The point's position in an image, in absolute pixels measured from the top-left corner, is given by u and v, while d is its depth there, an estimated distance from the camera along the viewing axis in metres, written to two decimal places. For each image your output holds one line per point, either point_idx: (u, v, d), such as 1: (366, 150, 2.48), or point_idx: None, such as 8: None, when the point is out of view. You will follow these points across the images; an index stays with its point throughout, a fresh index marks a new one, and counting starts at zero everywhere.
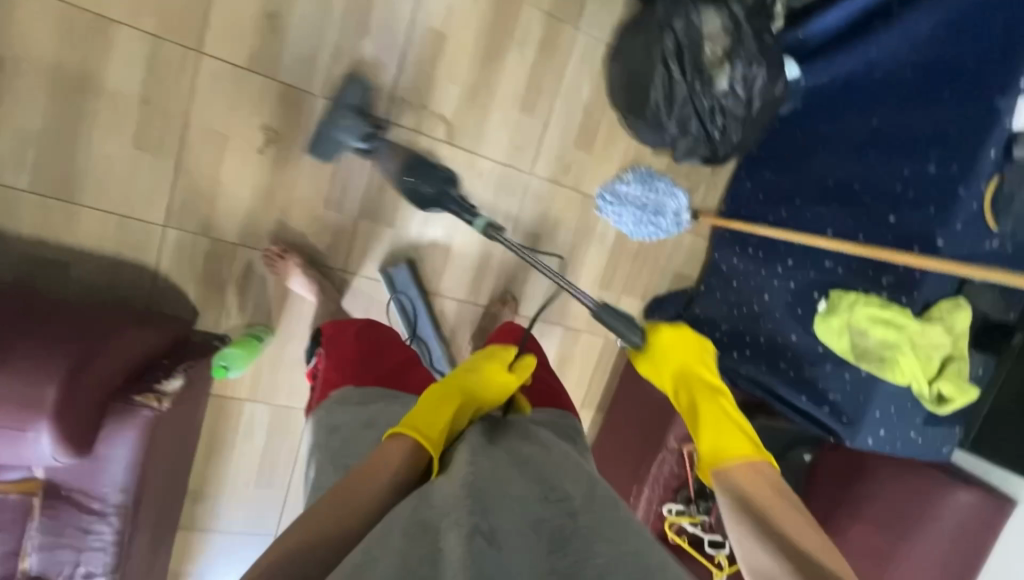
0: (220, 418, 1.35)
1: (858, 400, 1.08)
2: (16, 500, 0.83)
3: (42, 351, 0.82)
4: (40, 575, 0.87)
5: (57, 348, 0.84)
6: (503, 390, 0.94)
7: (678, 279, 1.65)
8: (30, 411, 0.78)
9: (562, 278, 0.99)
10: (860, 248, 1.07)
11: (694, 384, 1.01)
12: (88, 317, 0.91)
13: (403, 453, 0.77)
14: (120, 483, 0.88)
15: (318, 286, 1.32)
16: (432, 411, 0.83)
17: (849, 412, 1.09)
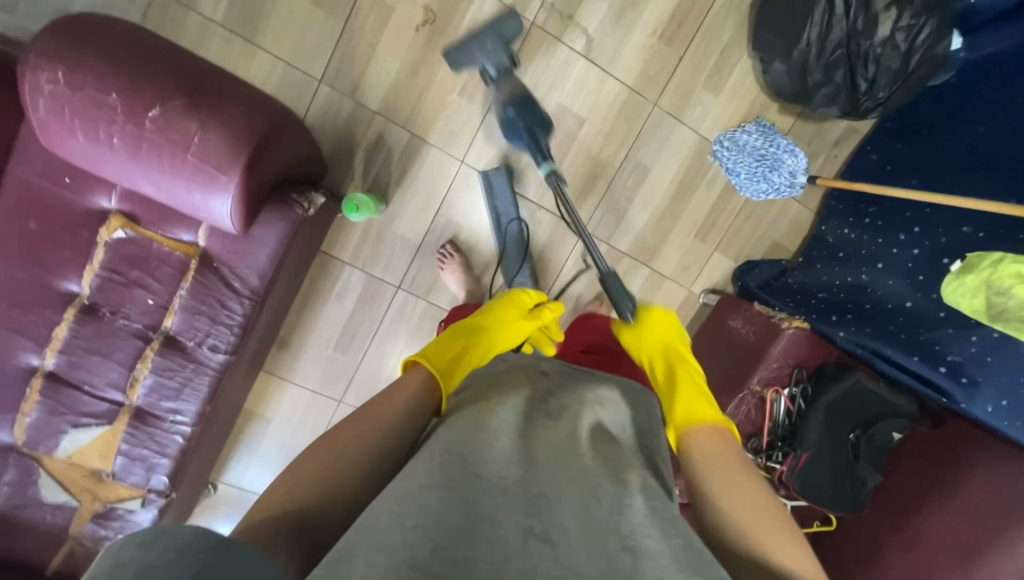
0: (321, 275, 1.43)
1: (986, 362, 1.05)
2: (178, 259, 0.93)
3: (237, 106, 0.81)
4: (175, 336, 0.97)
5: (251, 107, 0.82)
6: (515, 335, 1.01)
7: (775, 248, 1.61)
8: (223, 157, 0.78)
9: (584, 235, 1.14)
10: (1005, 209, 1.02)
11: (671, 356, 1.02)
12: (260, 93, 0.89)
13: (415, 384, 0.80)
14: (260, 269, 0.96)
15: (436, 169, 1.40)
16: (441, 347, 0.89)
17: (970, 372, 1.07)
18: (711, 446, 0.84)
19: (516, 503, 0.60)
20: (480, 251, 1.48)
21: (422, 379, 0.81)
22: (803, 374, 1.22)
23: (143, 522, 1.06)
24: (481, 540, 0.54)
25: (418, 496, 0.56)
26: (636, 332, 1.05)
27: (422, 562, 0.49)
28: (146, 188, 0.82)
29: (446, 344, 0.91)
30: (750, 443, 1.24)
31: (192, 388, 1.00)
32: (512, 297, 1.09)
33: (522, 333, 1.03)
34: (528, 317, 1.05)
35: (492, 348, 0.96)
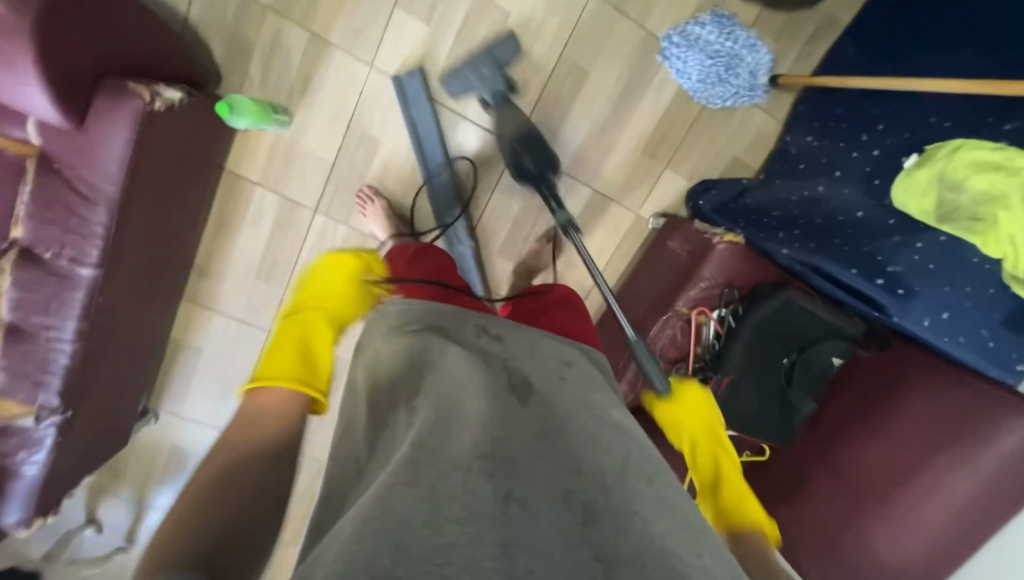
0: (231, 197, 1.35)
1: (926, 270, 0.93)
2: (11, 159, 0.85)
3: None
4: (32, 248, 0.91)
5: None
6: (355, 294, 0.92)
7: (735, 165, 1.43)
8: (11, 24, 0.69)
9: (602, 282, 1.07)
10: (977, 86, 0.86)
11: (702, 445, 0.92)
12: None
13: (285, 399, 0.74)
14: (112, 176, 0.87)
15: (344, 76, 1.26)
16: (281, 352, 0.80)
17: (909, 283, 0.95)
18: (766, 553, 0.75)
19: (502, 477, 0.55)
20: (401, 171, 1.36)
21: (286, 401, 0.74)
22: (734, 295, 1.10)
23: (45, 438, 1.06)
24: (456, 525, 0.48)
25: (390, 493, 0.50)
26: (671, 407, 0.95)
27: (379, 570, 0.42)
28: None
29: (290, 360, 0.79)
30: (674, 369, 1.13)
31: (60, 303, 0.95)
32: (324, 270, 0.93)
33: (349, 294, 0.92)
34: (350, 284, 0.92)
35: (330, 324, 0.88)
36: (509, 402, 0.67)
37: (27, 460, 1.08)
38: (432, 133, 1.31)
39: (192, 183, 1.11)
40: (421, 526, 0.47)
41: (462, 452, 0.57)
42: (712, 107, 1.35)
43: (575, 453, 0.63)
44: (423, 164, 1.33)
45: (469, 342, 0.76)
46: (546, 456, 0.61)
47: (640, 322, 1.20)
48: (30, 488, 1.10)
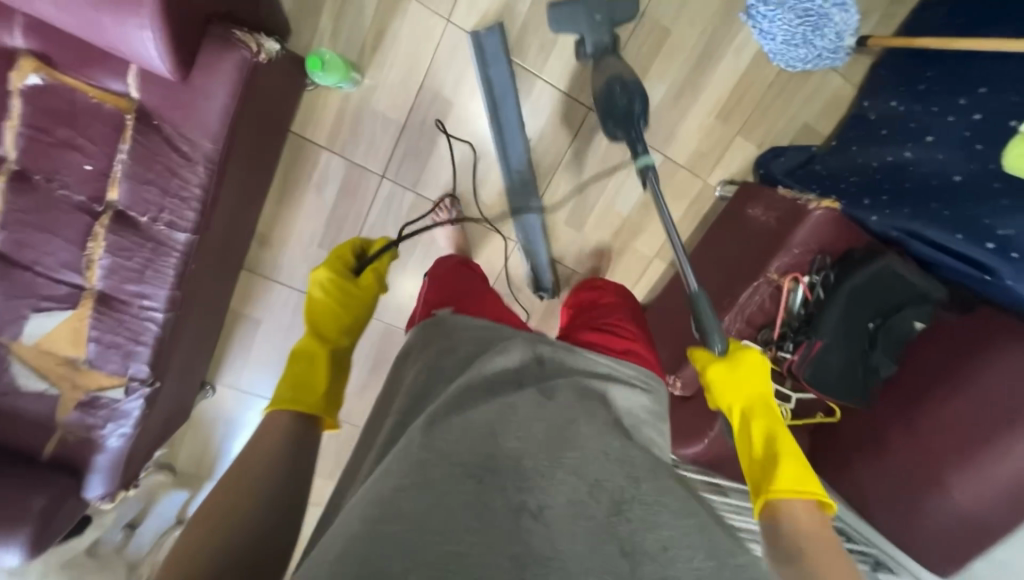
0: (296, 162, 1.29)
1: None
2: (107, 113, 0.79)
3: None
4: (126, 212, 0.86)
5: None
6: (360, 299, 1.07)
7: (807, 132, 1.43)
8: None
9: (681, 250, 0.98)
10: None
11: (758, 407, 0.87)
12: None
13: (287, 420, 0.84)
14: (212, 132, 0.82)
15: (419, 31, 1.20)
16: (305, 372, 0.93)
17: (1023, 247, 0.93)
18: (809, 521, 0.71)
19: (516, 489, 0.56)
20: (472, 134, 1.32)
21: (294, 420, 0.84)
22: (826, 260, 1.12)
23: (131, 411, 1.03)
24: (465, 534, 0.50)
25: (416, 492, 0.54)
26: (728, 367, 0.89)
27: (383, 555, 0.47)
28: (47, 8, 0.67)
29: (292, 381, 0.91)
30: (761, 334, 1.18)
31: (155, 269, 0.91)
32: (322, 288, 1.05)
33: (350, 298, 1.06)
34: (346, 293, 1.06)
35: (346, 332, 1.04)
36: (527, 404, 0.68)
37: (113, 432, 1.05)
38: (509, 92, 1.26)
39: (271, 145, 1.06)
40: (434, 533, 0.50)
41: (476, 464, 0.58)
42: (791, 71, 1.33)
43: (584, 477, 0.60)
44: (495, 126, 1.29)
45: (506, 360, 0.77)
46: (555, 472, 0.60)
47: (725, 288, 1.22)
48: (111, 462, 1.07)
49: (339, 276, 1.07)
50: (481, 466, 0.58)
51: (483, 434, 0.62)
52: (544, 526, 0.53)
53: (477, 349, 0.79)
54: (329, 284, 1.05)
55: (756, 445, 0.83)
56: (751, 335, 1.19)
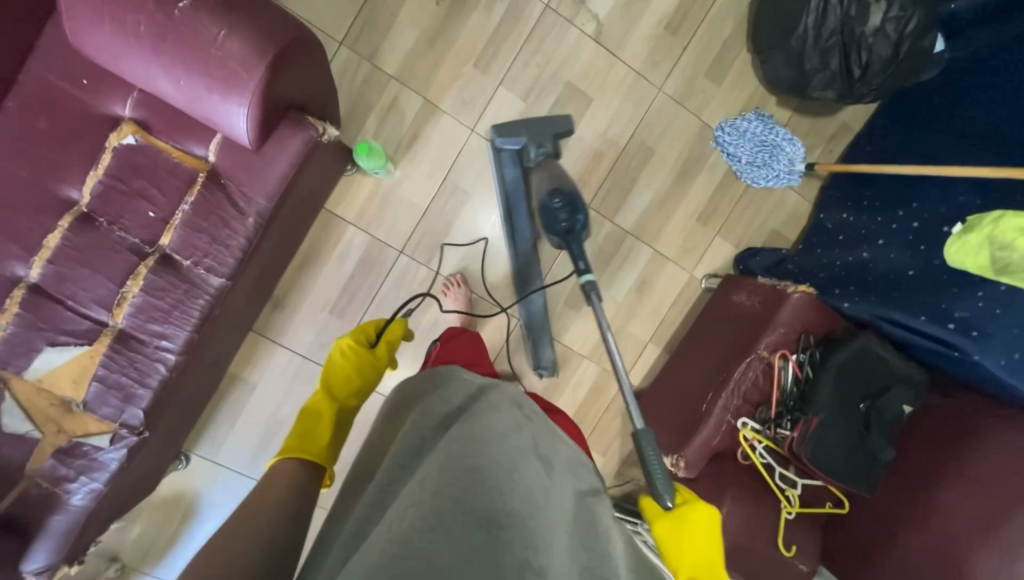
0: (323, 234, 1.41)
1: (993, 313, 1.02)
2: (185, 171, 0.92)
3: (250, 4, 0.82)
4: (172, 256, 0.94)
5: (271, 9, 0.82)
6: (373, 367, 1.11)
7: (775, 237, 1.64)
8: (223, 65, 0.79)
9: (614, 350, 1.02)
10: (992, 170, 1.06)
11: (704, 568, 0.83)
12: None
13: (292, 472, 0.88)
14: (269, 192, 0.95)
15: (448, 136, 1.43)
16: (311, 431, 0.97)
17: (980, 325, 1.03)
18: None
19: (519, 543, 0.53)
20: (485, 221, 1.48)
21: (294, 468, 0.89)
22: (810, 340, 1.19)
23: (109, 463, 0.98)
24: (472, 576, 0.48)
25: (406, 537, 0.51)
26: (671, 525, 0.84)
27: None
28: (164, 85, 0.81)
29: (298, 433, 0.96)
30: (758, 413, 1.19)
31: (182, 311, 0.96)
32: (341, 352, 1.10)
33: (363, 366, 1.10)
34: (362, 360, 1.11)
35: (354, 396, 1.08)
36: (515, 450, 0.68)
37: (80, 488, 0.97)
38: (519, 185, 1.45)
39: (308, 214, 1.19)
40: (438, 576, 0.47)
41: (481, 510, 0.56)
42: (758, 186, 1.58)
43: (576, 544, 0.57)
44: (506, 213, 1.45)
45: (502, 407, 0.77)
46: (552, 537, 0.56)
47: (719, 367, 1.27)
48: (67, 525, 0.98)
49: (359, 348, 1.11)
50: (487, 510, 0.56)
51: (484, 472, 0.61)
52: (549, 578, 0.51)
53: (470, 397, 0.83)
54: (346, 350, 1.11)
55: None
56: (748, 415, 1.20)
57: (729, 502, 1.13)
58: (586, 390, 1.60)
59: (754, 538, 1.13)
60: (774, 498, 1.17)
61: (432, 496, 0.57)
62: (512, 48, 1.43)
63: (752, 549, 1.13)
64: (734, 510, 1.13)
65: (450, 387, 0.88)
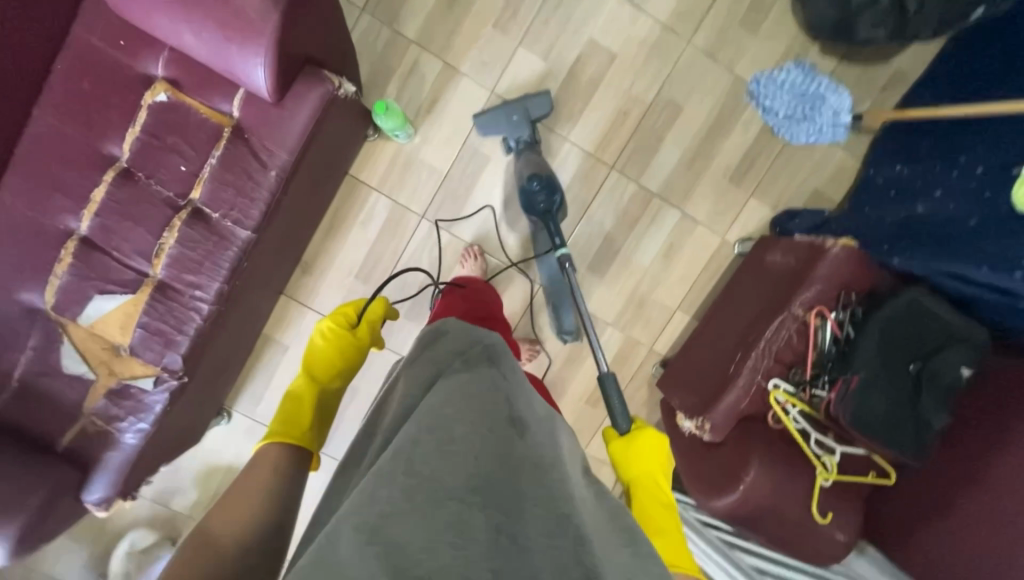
0: (347, 199, 1.45)
1: None
2: (212, 126, 0.96)
3: None
4: (202, 209, 1.00)
5: None
6: (352, 348, 1.13)
7: (817, 198, 1.52)
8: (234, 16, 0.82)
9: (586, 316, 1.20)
10: None
11: (650, 488, 0.96)
12: None
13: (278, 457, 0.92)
14: (289, 147, 0.98)
15: (467, 99, 1.42)
16: (294, 416, 1.01)
17: None
18: None
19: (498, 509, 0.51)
20: (505, 185, 1.47)
21: (282, 453, 0.93)
22: (851, 298, 1.10)
23: (154, 405, 1.05)
24: (449, 552, 0.46)
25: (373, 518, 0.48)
26: (624, 448, 0.98)
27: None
28: (189, 39, 0.86)
29: (285, 418, 0.99)
30: (791, 374, 1.12)
31: (213, 262, 1.01)
32: (321, 336, 1.12)
33: (345, 347, 1.12)
34: (343, 343, 1.13)
35: (337, 377, 1.11)
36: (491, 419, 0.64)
37: (130, 427, 1.05)
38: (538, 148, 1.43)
39: (329, 174, 1.23)
40: (414, 555, 0.45)
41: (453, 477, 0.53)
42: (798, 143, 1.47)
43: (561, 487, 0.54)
44: None
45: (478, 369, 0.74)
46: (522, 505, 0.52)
47: (751, 327, 1.20)
48: (122, 462, 1.06)
49: (340, 331, 1.13)
50: (463, 479, 0.53)
51: (457, 442, 0.58)
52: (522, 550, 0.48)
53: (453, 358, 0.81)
54: (326, 334, 1.12)
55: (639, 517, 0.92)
56: (780, 377, 1.13)
57: (757, 463, 1.06)
58: (610, 358, 1.56)
59: (784, 502, 1.06)
60: (810, 465, 1.10)
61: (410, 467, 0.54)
62: (532, 6, 1.40)
63: (783, 512, 1.07)
64: (763, 470, 1.06)
65: (437, 348, 0.87)
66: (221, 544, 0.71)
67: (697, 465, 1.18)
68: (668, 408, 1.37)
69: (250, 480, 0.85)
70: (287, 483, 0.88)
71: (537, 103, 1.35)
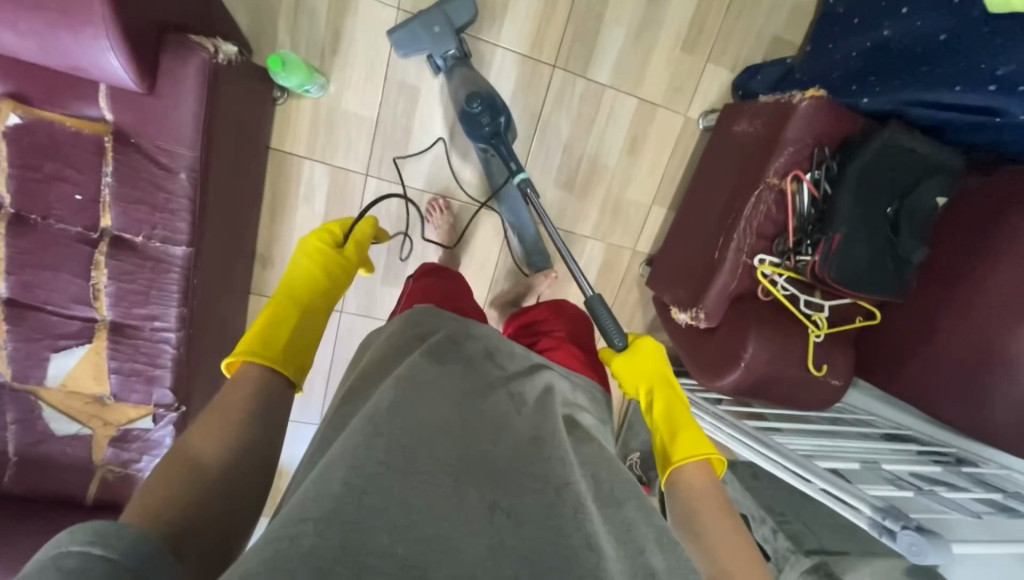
0: (281, 176, 1.31)
1: None
2: (89, 139, 0.82)
3: None
4: (122, 236, 0.89)
5: None
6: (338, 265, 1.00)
7: (777, 45, 1.40)
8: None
9: (563, 246, 1.15)
10: None
11: (659, 390, 0.98)
12: None
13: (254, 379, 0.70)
14: (188, 141, 0.85)
15: (374, 23, 1.22)
16: (268, 336, 0.76)
17: None
18: (701, 486, 0.79)
19: (493, 487, 0.53)
20: (445, 115, 1.33)
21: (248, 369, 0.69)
22: (825, 154, 1.05)
23: (163, 439, 1.04)
24: (447, 519, 0.47)
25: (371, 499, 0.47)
26: (626, 360, 1.02)
27: (376, 546, 0.43)
28: (10, 38, 0.70)
29: (257, 333, 0.76)
30: (776, 245, 1.11)
31: (160, 289, 0.93)
32: (304, 254, 0.98)
33: (331, 265, 0.99)
34: (329, 259, 0.99)
35: (321, 302, 0.92)
36: (481, 400, 0.66)
37: (149, 464, 1.05)
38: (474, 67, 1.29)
39: (248, 157, 1.09)
40: (409, 517, 0.46)
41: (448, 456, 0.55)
42: None
43: (559, 465, 0.57)
44: None
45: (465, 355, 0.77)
46: (516, 483, 0.54)
47: (728, 208, 1.17)
48: None
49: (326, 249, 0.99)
50: (457, 456, 0.55)
51: (451, 420, 0.60)
52: (519, 527, 0.49)
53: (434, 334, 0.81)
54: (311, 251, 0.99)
55: (658, 425, 0.91)
56: (765, 250, 1.13)
57: (755, 339, 1.10)
58: (598, 269, 1.55)
59: (783, 366, 1.13)
60: (801, 326, 1.15)
61: (406, 447, 0.54)
62: None
63: (781, 376, 1.14)
64: (761, 346, 1.11)
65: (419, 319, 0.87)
66: (205, 469, 0.56)
67: (699, 353, 1.23)
68: (661, 303, 1.40)
69: (233, 399, 0.65)
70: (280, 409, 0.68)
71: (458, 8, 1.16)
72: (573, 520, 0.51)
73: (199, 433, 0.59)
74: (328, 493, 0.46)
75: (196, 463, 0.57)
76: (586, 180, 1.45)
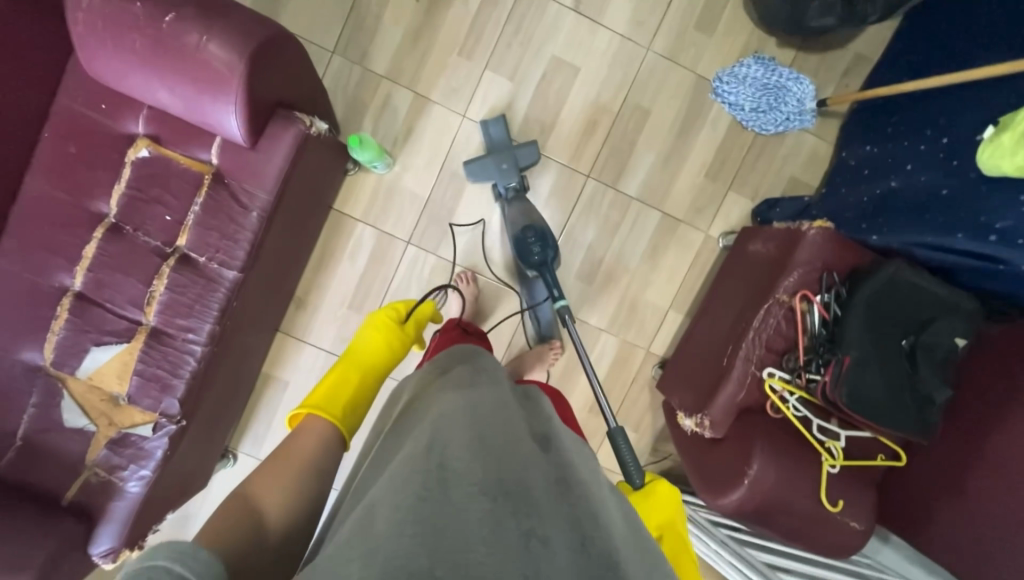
0: (335, 233, 1.49)
1: None
2: (193, 175, 1.01)
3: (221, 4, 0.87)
4: (190, 254, 1.03)
5: (244, 11, 0.89)
6: (392, 338, 1.33)
7: (795, 184, 1.54)
8: (201, 71, 0.86)
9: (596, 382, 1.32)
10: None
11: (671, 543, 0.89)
12: None
13: (322, 430, 1.07)
14: (268, 188, 1.02)
15: (441, 125, 1.47)
16: (331, 396, 1.15)
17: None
18: None
19: (525, 515, 0.58)
20: (486, 204, 1.51)
21: (315, 422, 1.07)
22: (835, 279, 1.09)
23: (154, 451, 1.06)
24: (483, 545, 0.52)
25: (423, 527, 0.54)
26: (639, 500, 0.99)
27: (416, 568, 0.49)
28: (164, 95, 0.91)
29: (324, 394, 1.16)
30: (786, 362, 1.11)
31: (203, 305, 1.04)
32: (373, 325, 1.35)
33: (390, 341, 1.33)
34: (390, 335, 1.34)
35: (376, 373, 1.27)
36: (520, 436, 0.74)
37: (132, 475, 1.06)
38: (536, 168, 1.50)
39: (311, 212, 1.27)
40: (447, 542, 0.52)
41: (486, 479, 0.62)
42: (767, 133, 1.50)
43: (586, 508, 0.63)
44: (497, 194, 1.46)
45: (501, 396, 0.86)
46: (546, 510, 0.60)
47: (739, 318, 1.20)
48: (128, 510, 1.06)
49: (388, 326, 1.34)
50: (495, 479, 0.62)
51: (492, 451, 0.67)
52: (551, 551, 0.55)
53: (472, 379, 0.92)
54: (378, 324, 1.35)
55: None
56: (775, 365, 1.12)
57: (760, 456, 1.04)
58: (609, 365, 1.56)
59: (792, 494, 1.04)
60: (814, 453, 1.08)
61: (455, 484, 0.61)
62: (494, 30, 1.46)
63: (791, 504, 1.05)
64: (767, 464, 1.04)
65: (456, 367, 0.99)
66: (263, 517, 0.81)
67: (703, 465, 1.16)
68: (669, 407, 1.36)
69: (297, 452, 0.99)
70: (327, 460, 1.01)
71: (524, 152, 1.41)
72: (602, 552, 0.57)
73: (266, 488, 0.88)
74: (372, 532, 0.55)
75: (259, 510, 0.83)
76: (606, 278, 1.54)
